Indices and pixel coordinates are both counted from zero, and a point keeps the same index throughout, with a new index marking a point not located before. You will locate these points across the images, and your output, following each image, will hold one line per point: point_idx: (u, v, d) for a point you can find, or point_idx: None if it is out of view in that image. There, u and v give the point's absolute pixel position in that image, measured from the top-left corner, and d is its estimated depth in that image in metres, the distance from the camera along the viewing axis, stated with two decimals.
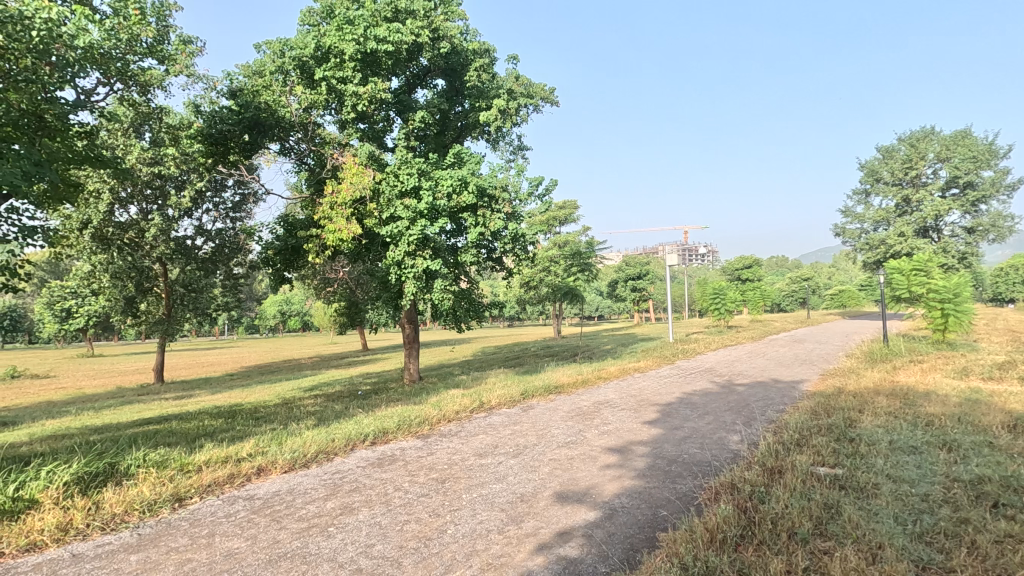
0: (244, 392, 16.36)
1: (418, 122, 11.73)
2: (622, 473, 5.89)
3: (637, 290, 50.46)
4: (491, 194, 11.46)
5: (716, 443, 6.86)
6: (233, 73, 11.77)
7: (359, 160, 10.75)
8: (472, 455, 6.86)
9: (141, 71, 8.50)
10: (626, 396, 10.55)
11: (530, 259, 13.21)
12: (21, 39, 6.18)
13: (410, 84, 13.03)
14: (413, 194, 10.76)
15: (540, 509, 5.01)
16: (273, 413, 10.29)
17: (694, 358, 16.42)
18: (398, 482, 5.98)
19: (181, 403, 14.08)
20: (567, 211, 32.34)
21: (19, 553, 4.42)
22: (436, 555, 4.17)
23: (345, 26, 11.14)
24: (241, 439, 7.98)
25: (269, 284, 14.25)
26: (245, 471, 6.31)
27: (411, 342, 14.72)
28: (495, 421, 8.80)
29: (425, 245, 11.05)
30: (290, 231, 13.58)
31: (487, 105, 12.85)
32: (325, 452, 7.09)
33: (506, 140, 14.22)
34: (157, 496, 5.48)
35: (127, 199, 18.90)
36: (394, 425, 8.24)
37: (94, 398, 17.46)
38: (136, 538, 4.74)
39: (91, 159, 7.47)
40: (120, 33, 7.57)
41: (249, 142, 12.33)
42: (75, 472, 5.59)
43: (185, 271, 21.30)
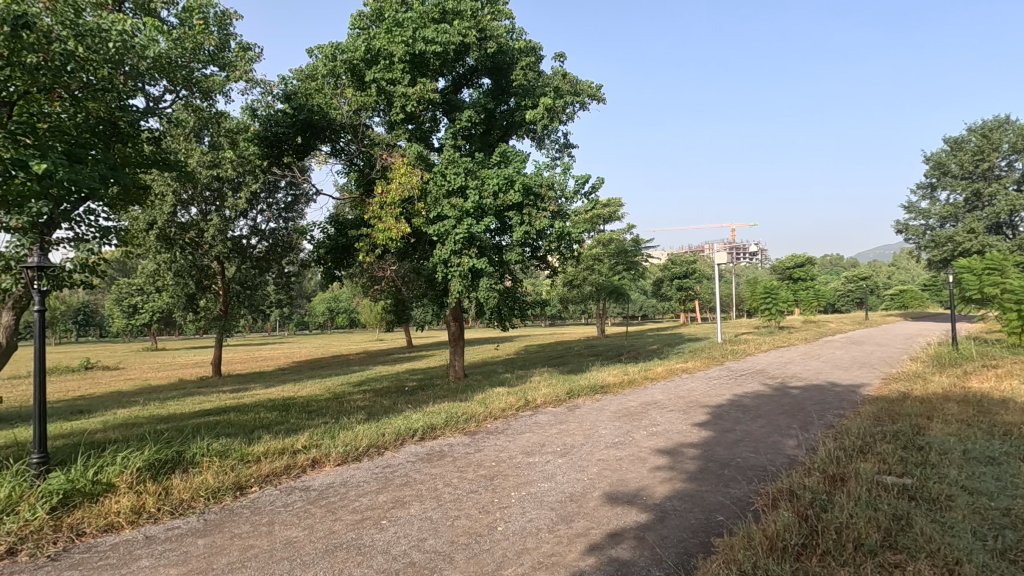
0: (295, 386, 16.89)
1: (464, 121, 11.83)
2: (673, 475, 5.77)
3: (683, 289, 49.49)
4: (537, 192, 11.44)
5: (772, 447, 6.63)
6: (288, 77, 12.19)
7: (407, 160, 10.92)
8: (519, 453, 6.88)
9: (204, 78, 8.89)
10: (673, 397, 10.34)
11: (575, 257, 13.11)
12: (100, 51, 6.52)
13: (456, 84, 13.12)
14: (460, 194, 10.86)
15: (589, 509, 4.97)
16: (324, 407, 10.64)
17: (745, 360, 15.93)
18: (447, 477, 6.05)
19: (238, 396, 14.68)
20: (612, 208, 31.77)
21: (99, 534, 4.75)
22: (487, 552, 4.19)
23: (394, 29, 11.38)
24: (296, 431, 8.25)
25: (320, 283, 14.67)
26: (301, 463, 6.52)
27: (457, 340, 14.87)
28: (541, 420, 8.79)
29: (471, 244, 11.11)
30: (340, 230, 13.98)
31: (533, 104, 12.77)
32: (376, 446, 7.25)
33: (552, 138, 14.10)
34: (220, 484, 5.73)
35: (188, 200, 19.95)
36: (442, 421, 8.34)
37: (158, 390, 18.44)
38: (202, 523, 4.98)
39: (159, 163, 7.92)
40: (186, 43, 7.87)
41: (302, 144, 12.75)
42: (146, 458, 5.91)
43: (241, 270, 22.29)
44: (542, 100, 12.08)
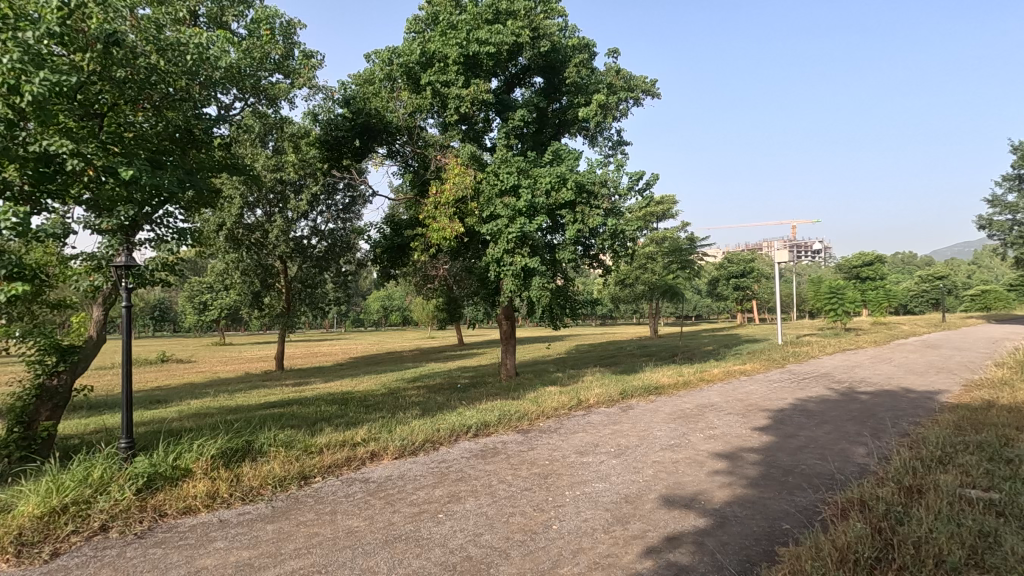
0: (353, 381, 17.48)
1: (517, 121, 11.89)
2: (732, 480, 5.60)
3: (740, 289, 47.81)
4: (590, 189, 11.34)
5: (840, 455, 6.31)
6: (347, 82, 12.61)
7: (461, 160, 11.09)
8: (573, 452, 6.85)
9: (270, 85, 9.30)
10: (731, 400, 10.01)
11: (629, 255, 12.91)
12: (178, 63, 6.92)
13: (509, 84, 13.19)
14: (513, 193, 10.92)
15: (645, 511, 4.89)
16: (381, 402, 10.96)
17: (809, 362, 15.23)
18: (501, 474, 6.11)
19: (300, 390, 15.35)
20: (666, 205, 31.02)
21: (179, 515, 5.09)
22: (543, 550, 4.20)
23: (448, 31, 11.55)
24: (355, 425, 8.54)
25: (376, 281, 15.11)
26: (360, 455, 6.74)
27: (509, 338, 14.97)
28: (594, 419, 8.72)
29: (523, 243, 11.10)
30: (396, 230, 14.32)
31: (586, 101, 12.68)
32: (432, 441, 7.40)
33: (605, 135, 13.94)
34: (286, 473, 6.00)
35: (254, 202, 20.98)
36: (495, 418, 8.42)
37: (227, 382, 19.55)
38: (271, 509, 5.24)
39: (229, 168, 8.37)
40: (255, 52, 8.25)
41: (360, 146, 13.16)
42: (220, 446, 6.28)
43: (302, 268, 23.27)
44: (595, 97, 11.96)
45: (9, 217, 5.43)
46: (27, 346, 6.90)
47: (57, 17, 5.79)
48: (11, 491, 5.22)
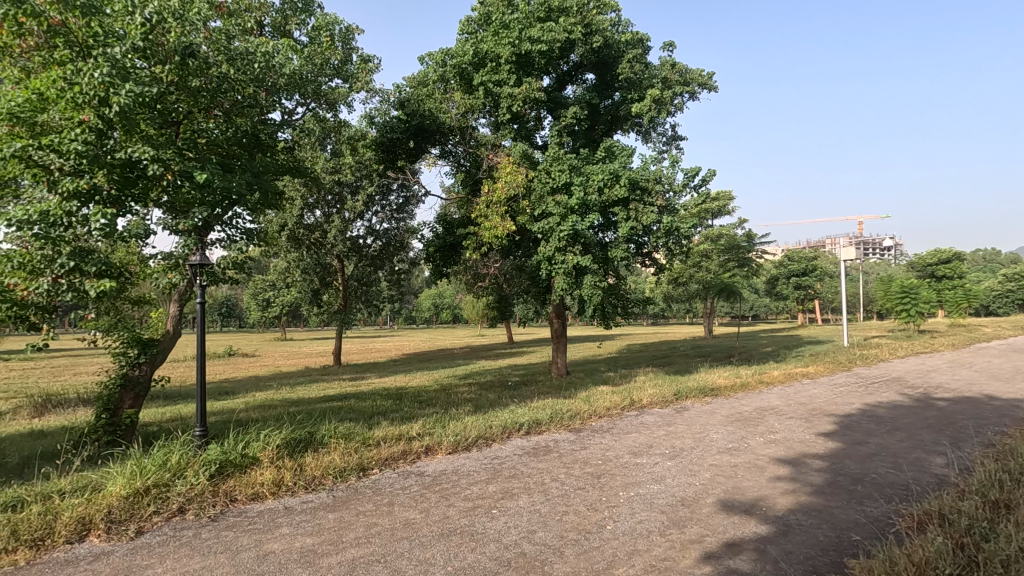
0: (406, 377, 17.91)
1: (569, 118, 11.82)
2: (796, 487, 5.37)
3: (801, 288, 45.73)
4: (643, 186, 11.15)
5: (915, 464, 5.94)
6: (402, 85, 12.91)
7: (512, 159, 11.12)
8: (627, 453, 6.75)
9: (330, 90, 9.63)
10: (793, 403, 9.60)
11: (683, 252, 12.60)
12: (247, 72, 7.27)
13: (561, 82, 13.13)
14: (565, 190, 10.87)
15: (703, 516, 4.77)
16: (434, 397, 11.16)
17: (879, 366, 14.38)
18: (554, 472, 6.10)
19: (356, 384, 15.86)
20: (723, 202, 30.07)
21: (248, 501, 5.38)
22: (597, 549, 4.17)
23: (501, 31, 11.61)
24: (411, 419, 8.75)
25: (429, 279, 15.38)
26: (415, 449, 6.90)
27: (560, 337, 14.93)
28: (647, 420, 8.58)
29: (575, 240, 11.01)
30: (448, 229, 14.55)
31: (639, 97, 12.47)
32: (484, 438, 7.48)
33: (659, 131, 13.65)
34: (346, 464, 6.22)
35: (314, 203, 21.81)
36: (547, 417, 8.41)
37: (288, 375, 20.46)
38: (332, 499, 5.45)
39: (292, 171, 8.77)
40: (316, 59, 8.58)
41: (414, 147, 13.44)
42: (284, 437, 6.57)
43: (359, 267, 23.99)
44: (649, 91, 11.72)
45: (98, 219, 5.87)
46: (112, 338, 7.44)
47: (140, 32, 6.21)
48: (101, 473, 5.66)
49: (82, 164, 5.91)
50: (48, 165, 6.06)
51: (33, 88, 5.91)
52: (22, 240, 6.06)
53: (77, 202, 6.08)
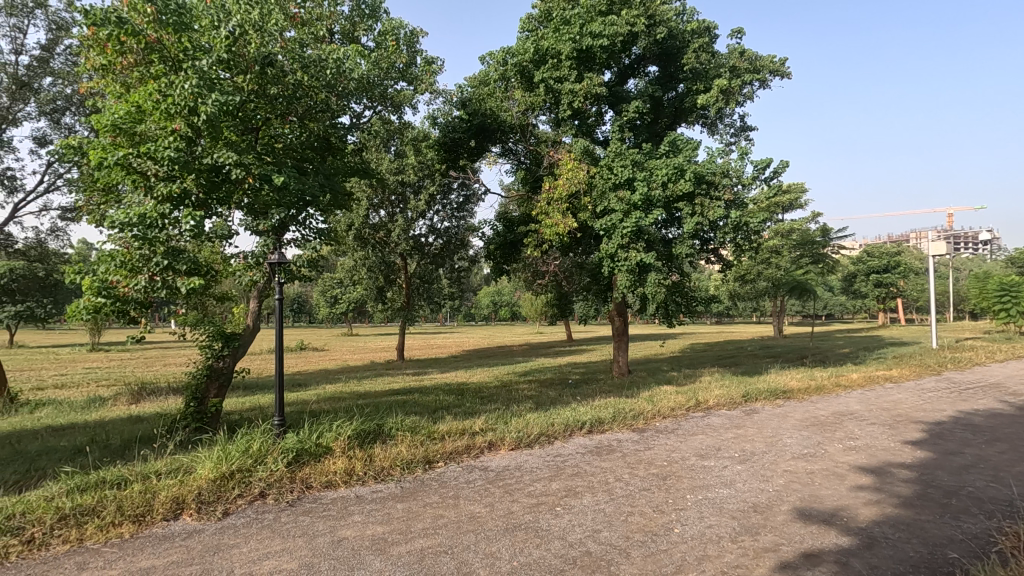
0: (467, 373, 18.20)
1: (632, 112, 11.58)
2: (881, 498, 5.03)
3: (882, 285, 42.79)
4: (709, 180, 10.76)
5: (1019, 479, 5.42)
6: (463, 85, 13.11)
7: (573, 156, 11.03)
8: (694, 455, 6.56)
9: (395, 93, 9.90)
10: (875, 409, 9.01)
11: (752, 248, 12.04)
12: (320, 78, 7.59)
13: (623, 75, 12.89)
14: (627, 186, 10.68)
15: (777, 524, 4.56)
16: (495, 393, 11.27)
17: (974, 370, 13.23)
18: (618, 472, 6.02)
19: (419, 379, 16.30)
20: (795, 194, 28.60)
21: (322, 488, 5.64)
22: (665, 553, 4.08)
23: (562, 27, 11.59)
24: (473, 414, 8.88)
25: (490, 277, 15.54)
26: (479, 444, 6.99)
27: (621, 335, 14.72)
28: (714, 422, 8.31)
29: (639, 237, 10.80)
30: (508, 227, 14.66)
31: (706, 87, 12.05)
32: (547, 435, 7.48)
33: (726, 122, 13.13)
34: (413, 456, 6.39)
35: (378, 204, 22.55)
36: (610, 416, 8.31)
37: (355, 370, 21.27)
38: (400, 489, 5.62)
39: (360, 172, 9.10)
40: (382, 64, 8.84)
41: (475, 147, 13.59)
42: (355, 428, 6.84)
43: (421, 265, 24.60)
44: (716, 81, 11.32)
45: (188, 221, 6.33)
46: (199, 332, 7.99)
47: (225, 45, 6.59)
48: (191, 457, 6.10)
49: (175, 169, 6.39)
50: (146, 171, 6.58)
51: (132, 101, 6.44)
52: (124, 241, 6.61)
53: (170, 205, 6.56)
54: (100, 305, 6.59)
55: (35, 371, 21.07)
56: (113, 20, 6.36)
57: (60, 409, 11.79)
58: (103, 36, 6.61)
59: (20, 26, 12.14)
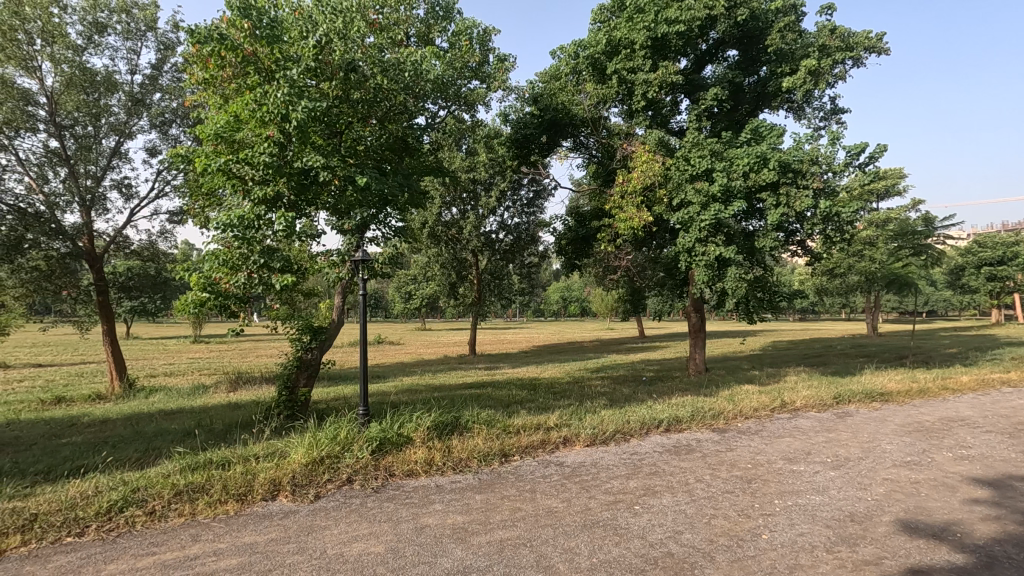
0: (538, 368, 18.22)
1: (710, 100, 11.11)
2: (1001, 514, 4.55)
3: (996, 279, 38.56)
4: (796, 168, 10.12)
5: None
6: (534, 81, 13.15)
7: (648, 147, 10.75)
8: (781, 459, 6.23)
9: (469, 92, 10.05)
10: (991, 415, 8.15)
11: (845, 239, 11.21)
12: (398, 81, 7.86)
13: (700, 61, 12.41)
14: (706, 177, 10.29)
15: (879, 536, 4.23)
16: (568, 389, 11.25)
17: None
18: (699, 473, 5.83)
19: (492, 374, 16.54)
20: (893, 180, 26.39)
21: (404, 476, 5.86)
22: (753, 559, 3.91)
23: (636, 16, 11.32)
24: (547, 410, 8.89)
25: (561, 272, 15.47)
26: (554, 440, 7.00)
27: (698, 331, 14.21)
28: (802, 424, 7.85)
29: (718, 230, 10.36)
30: (580, 221, 14.54)
31: (792, 70, 11.37)
32: (622, 433, 7.37)
33: (814, 105, 12.32)
34: (489, 449, 6.50)
35: (451, 202, 23.09)
36: (688, 415, 8.06)
37: (429, 363, 21.90)
38: (478, 481, 5.74)
39: (435, 171, 9.35)
40: (456, 63, 9.02)
41: (547, 142, 13.57)
42: (433, 420, 7.05)
43: (492, 261, 24.93)
44: (803, 63, 10.65)
45: (281, 221, 6.77)
46: (290, 326, 8.52)
47: (312, 54, 6.96)
48: (285, 443, 6.53)
49: (269, 173, 6.85)
50: (244, 176, 7.10)
51: (231, 111, 6.94)
52: (224, 241, 7.14)
53: (265, 207, 7.03)
54: (205, 299, 7.19)
55: (147, 360, 23.20)
56: (214, 37, 6.91)
57: (170, 395, 12.98)
58: (206, 52, 7.17)
59: (135, 49, 13.42)
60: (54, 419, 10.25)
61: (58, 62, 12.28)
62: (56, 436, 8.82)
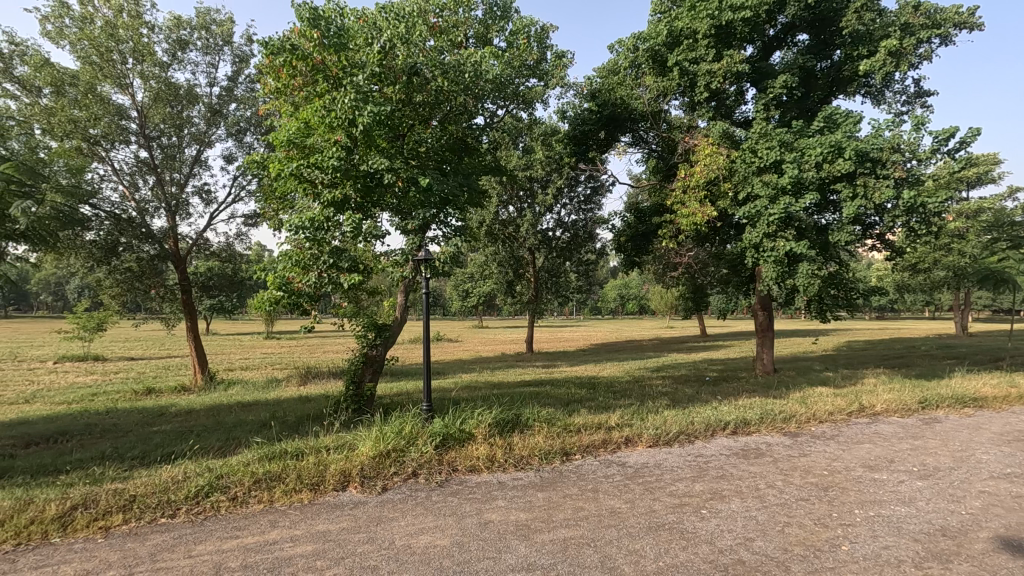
0: (596, 366, 18.05)
1: (779, 88, 10.61)
2: None
3: None
4: (875, 157, 9.50)
5: None
6: (592, 76, 13.02)
7: (711, 140, 10.39)
8: (861, 466, 5.87)
9: (527, 90, 10.06)
10: None
11: (931, 232, 10.42)
12: (458, 82, 8.00)
13: (767, 48, 11.89)
14: (774, 169, 9.86)
15: (976, 553, 3.91)
16: (628, 389, 11.07)
17: None
18: (770, 478, 5.59)
19: (549, 372, 16.54)
20: (987, 166, 24.27)
21: (466, 472, 5.95)
22: (832, 571, 3.71)
23: (698, 4, 10.96)
24: (607, 409, 8.79)
25: (620, 269, 15.21)
26: (615, 439, 6.91)
27: (765, 330, 13.64)
28: (883, 430, 7.37)
29: (788, 224, 9.90)
30: (640, 217, 14.26)
31: (870, 52, 10.66)
32: (686, 434, 7.18)
33: (895, 89, 11.51)
34: (550, 447, 6.50)
35: (507, 200, 23.28)
36: (757, 417, 7.75)
37: (487, 360, 22.12)
38: (539, 479, 5.75)
39: (494, 170, 9.45)
40: (515, 62, 9.06)
41: (605, 138, 13.40)
42: (494, 417, 7.14)
43: (548, 258, 24.91)
44: (882, 44, 9.95)
45: (349, 223, 7.04)
46: (357, 324, 8.85)
47: (377, 59, 7.18)
48: (353, 436, 6.79)
49: (337, 177, 7.14)
50: (314, 180, 7.43)
51: (302, 118, 7.27)
52: (297, 242, 7.49)
53: (334, 209, 7.33)
54: (280, 298, 7.55)
55: (226, 355, 24.78)
56: (286, 48, 7.27)
57: (247, 387, 13.79)
58: (279, 63, 7.54)
59: (214, 62, 14.32)
60: (146, 409, 11.11)
61: (147, 78, 13.29)
62: (148, 424, 9.57)
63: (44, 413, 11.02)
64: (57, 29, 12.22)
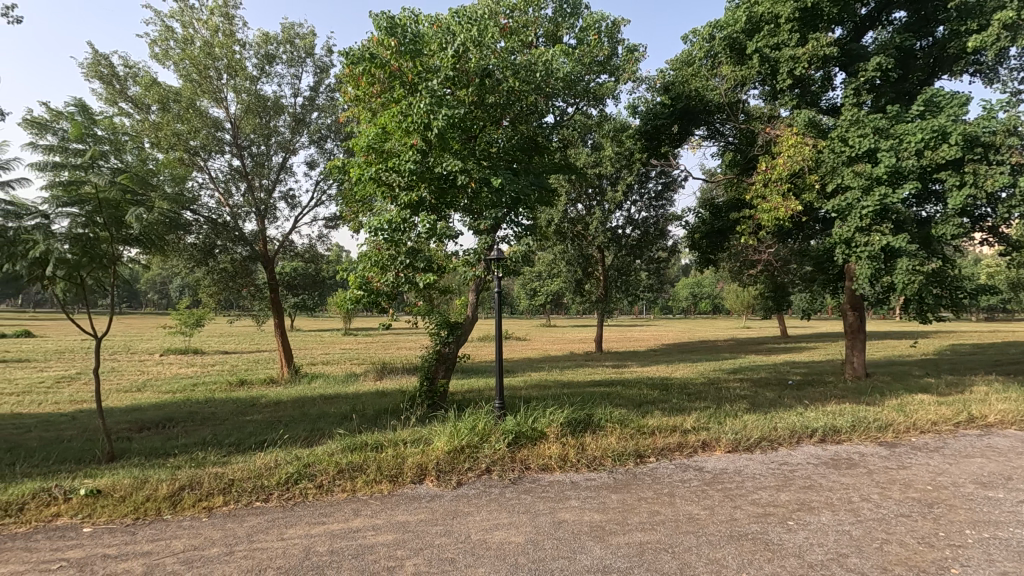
0: (668, 367, 17.55)
1: (872, 71, 9.86)
2: None
3: None
4: (986, 141, 8.62)
5: None
6: (665, 69, 12.65)
7: (796, 129, 9.81)
8: (971, 482, 5.34)
9: (598, 86, 9.92)
10: None
11: None
12: (530, 81, 8.03)
13: (858, 29, 11.09)
14: (867, 158, 9.19)
15: None
16: (703, 391, 10.69)
17: None
18: (865, 491, 5.21)
19: (620, 372, 16.27)
20: None
21: (539, 470, 5.97)
22: None
23: None
24: (682, 411, 8.52)
25: (694, 267, 14.71)
26: (692, 443, 6.69)
27: (855, 332, 12.70)
28: (997, 443, 6.67)
29: (884, 217, 9.18)
30: (716, 213, 13.72)
31: (980, 26, 9.67)
32: (769, 440, 6.82)
33: (1011, 65, 10.37)
34: (623, 449, 6.39)
35: (576, 198, 23.15)
36: (848, 424, 7.24)
37: (556, 359, 22.06)
38: (613, 480, 5.68)
39: (565, 169, 9.42)
40: (585, 59, 8.99)
41: (678, 132, 12.98)
42: (566, 417, 7.12)
43: (618, 257, 24.53)
44: (995, 16, 8.98)
45: (424, 223, 7.26)
46: (432, 321, 9.09)
47: (451, 63, 7.35)
48: (429, 431, 6.99)
49: (413, 179, 7.38)
50: (392, 183, 7.70)
51: (380, 124, 7.56)
52: (376, 243, 7.80)
53: (411, 211, 7.58)
54: (361, 297, 7.90)
55: (308, 350, 26.23)
56: (366, 57, 7.59)
57: (328, 381, 14.55)
58: (359, 72, 7.89)
59: (298, 74, 15.20)
60: (239, 399, 11.98)
61: (239, 92, 14.32)
62: (242, 413, 10.31)
63: (154, 400, 12.15)
64: (163, 51, 13.45)
